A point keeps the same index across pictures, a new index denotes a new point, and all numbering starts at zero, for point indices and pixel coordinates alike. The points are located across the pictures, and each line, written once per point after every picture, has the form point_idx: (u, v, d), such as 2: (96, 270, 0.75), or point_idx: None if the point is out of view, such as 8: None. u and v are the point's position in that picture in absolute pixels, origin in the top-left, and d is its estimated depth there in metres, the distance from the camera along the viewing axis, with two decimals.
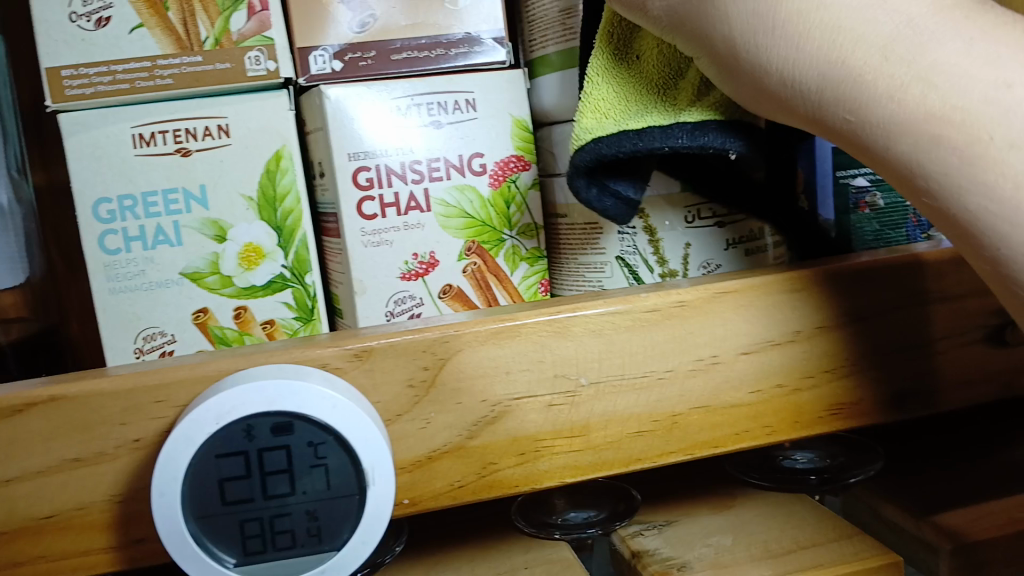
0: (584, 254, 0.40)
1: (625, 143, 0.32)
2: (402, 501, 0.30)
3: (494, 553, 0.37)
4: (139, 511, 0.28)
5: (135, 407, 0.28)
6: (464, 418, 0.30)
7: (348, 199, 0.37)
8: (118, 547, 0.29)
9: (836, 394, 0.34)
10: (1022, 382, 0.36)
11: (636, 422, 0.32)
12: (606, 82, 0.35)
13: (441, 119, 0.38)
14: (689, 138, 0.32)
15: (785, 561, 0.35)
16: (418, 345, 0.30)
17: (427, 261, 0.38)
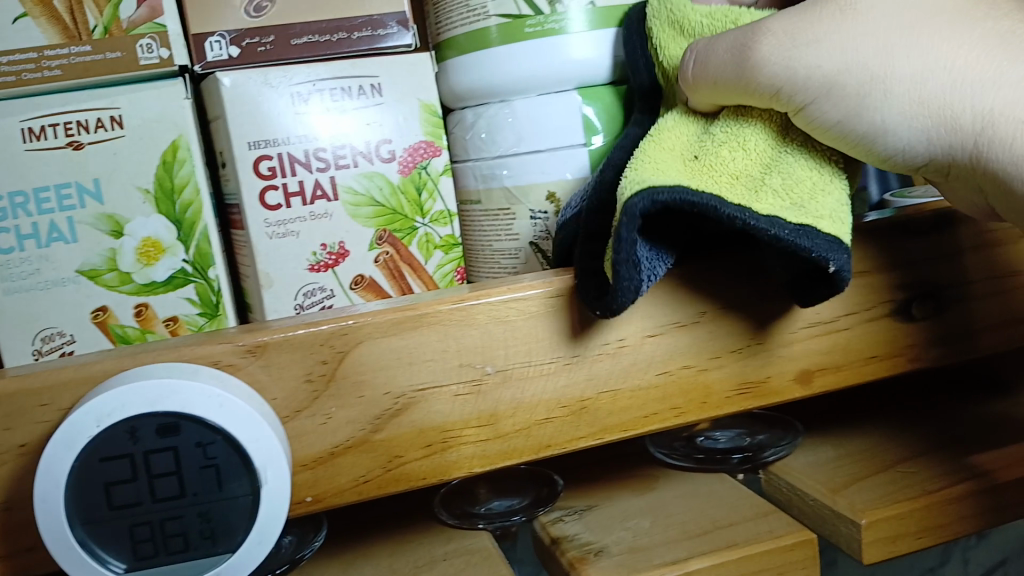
0: (499, 241, 0.39)
1: (706, 205, 0.28)
2: (305, 499, 0.29)
3: (413, 547, 0.37)
4: (26, 519, 0.27)
5: (18, 412, 0.27)
6: (366, 411, 0.29)
7: (249, 190, 0.36)
8: (4, 557, 0.28)
9: (745, 373, 0.34)
10: (936, 355, 0.36)
11: (544, 408, 0.32)
12: (678, 143, 0.31)
13: (346, 104, 0.37)
14: (791, 232, 0.28)
15: (700, 542, 0.35)
16: (316, 339, 0.29)
17: (336, 252, 0.37)
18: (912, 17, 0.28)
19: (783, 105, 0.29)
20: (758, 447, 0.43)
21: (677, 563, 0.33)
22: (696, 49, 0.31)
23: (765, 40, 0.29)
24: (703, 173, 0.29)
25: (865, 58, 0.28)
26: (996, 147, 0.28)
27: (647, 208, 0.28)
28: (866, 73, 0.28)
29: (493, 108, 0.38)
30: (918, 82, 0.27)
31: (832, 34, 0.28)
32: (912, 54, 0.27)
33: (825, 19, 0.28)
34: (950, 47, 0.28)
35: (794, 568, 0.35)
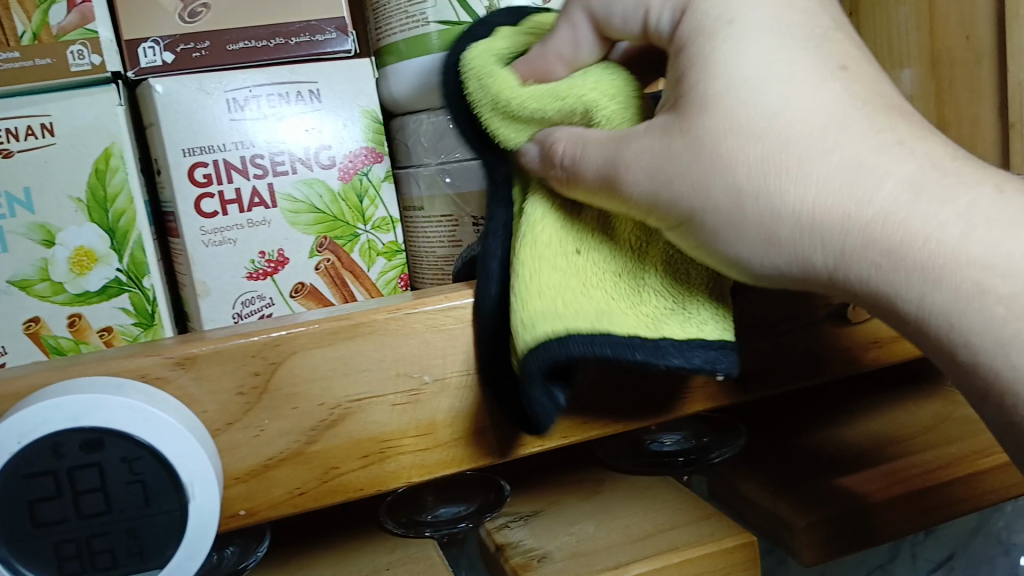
0: (442, 248, 0.38)
1: (606, 348, 0.27)
2: (238, 512, 0.29)
3: (355, 556, 0.37)
4: None
5: None
6: (301, 423, 0.29)
7: (184, 197, 0.36)
8: None
9: (681, 377, 0.34)
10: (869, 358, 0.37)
11: (482, 416, 0.32)
12: (555, 255, 0.29)
13: (283, 109, 0.37)
14: (683, 356, 0.28)
15: (643, 545, 0.35)
16: (247, 350, 0.28)
17: (275, 259, 0.37)
18: (778, 144, 0.25)
19: (656, 222, 0.27)
20: (702, 451, 0.43)
21: (619, 567, 0.34)
22: (570, 153, 0.28)
23: (622, 169, 0.26)
24: (585, 296, 0.28)
25: (725, 189, 0.25)
26: (864, 283, 0.26)
27: (548, 359, 0.27)
28: (721, 204, 0.25)
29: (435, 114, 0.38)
30: (769, 211, 0.25)
31: (683, 166, 0.26)
32: (768, 183, 0.25)
33: (676, 147, 0.26)
34: (823, 178, 0.25)
35: (735, 571, 0.35)
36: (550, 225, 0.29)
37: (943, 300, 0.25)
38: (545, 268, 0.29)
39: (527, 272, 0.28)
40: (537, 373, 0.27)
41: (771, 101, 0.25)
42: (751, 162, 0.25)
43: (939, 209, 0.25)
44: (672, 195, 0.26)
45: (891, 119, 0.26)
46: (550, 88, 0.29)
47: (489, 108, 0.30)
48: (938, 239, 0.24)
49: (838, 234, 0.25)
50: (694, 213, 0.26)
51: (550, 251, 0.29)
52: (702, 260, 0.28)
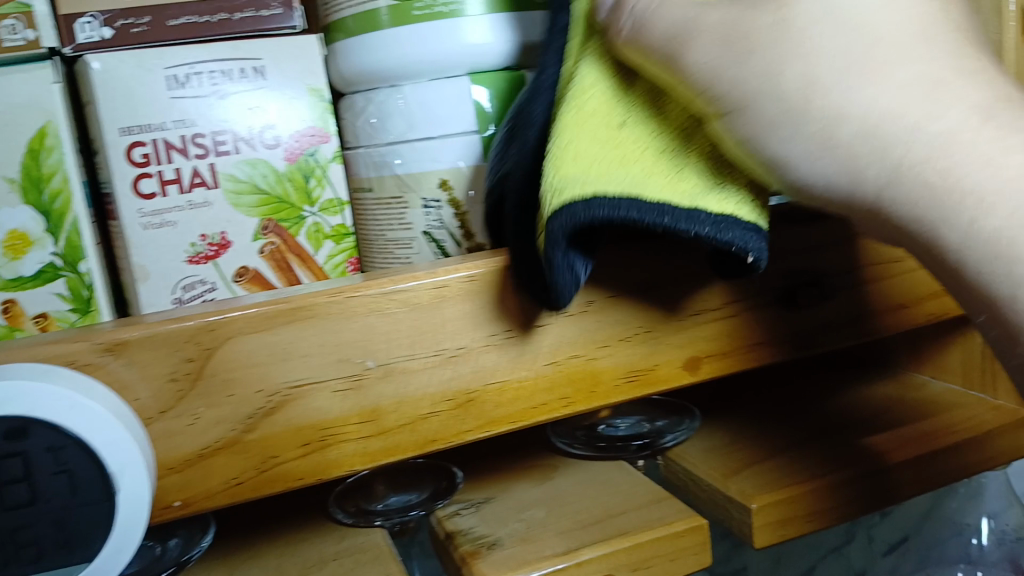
0: (391, 231, 0.37)
1: (630, 211, 0.27)
2: (174, 503, 0.28)
3: (304, 545, 0.36)
4: None
5: None
6: (238, 411, 0.28)
7: (121, 177, 0.34)
8: None
9: (633, 361, 0.34)
10: (820, 342, 0.37)
11: (428, 402, 0.31)
12: (597, 120, 0.29)
13: (226, 87, 0.36)
14: (714, 226, 0.27)
15: (592, 531, 0.35)
16: (180, 336, 0.28)
17: (217, 242, 0.36)
18: (866, 41, 0.25)
19: (703, 106, 0.27)
20: (655, 433, 0.43)
21: (568, 553, 0.33)
22: (650, 20, 0.27)
23: (699, 46, 0.27)
24: (619, 159, 0.28)
25: (794, 79, 0.26)
26: (905, 199, 0.27)
27: (570, 219, 0.27)
28: (794, 92, 0.26)
29: (383, 93, 0.37)
30: (841, 105, 0.26)
31: (754, 49, 0.26)
32: (842, 85, 0.26)
33: (762, 28, 0.26)
34: (892, 89, 0.25)
35: (684, 555, 0.35)
36: (602, 90, 0.29)
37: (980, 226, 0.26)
38: (584, 132, 0.28)
39: (562, 128, 0.28)
40: (562, 229, 0.27)
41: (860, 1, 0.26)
42: (829, 59, 0.26)
43: (1003, 141, 0.26)
44: (739, 81, 0.26)
45: (975, 51, 0.27)
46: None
47: None
48: (979, 173, 0.26)
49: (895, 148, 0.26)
50: (760, 101, 0.26)
51: (595, 119, 0.29)
52: (735, 157, 0.28)
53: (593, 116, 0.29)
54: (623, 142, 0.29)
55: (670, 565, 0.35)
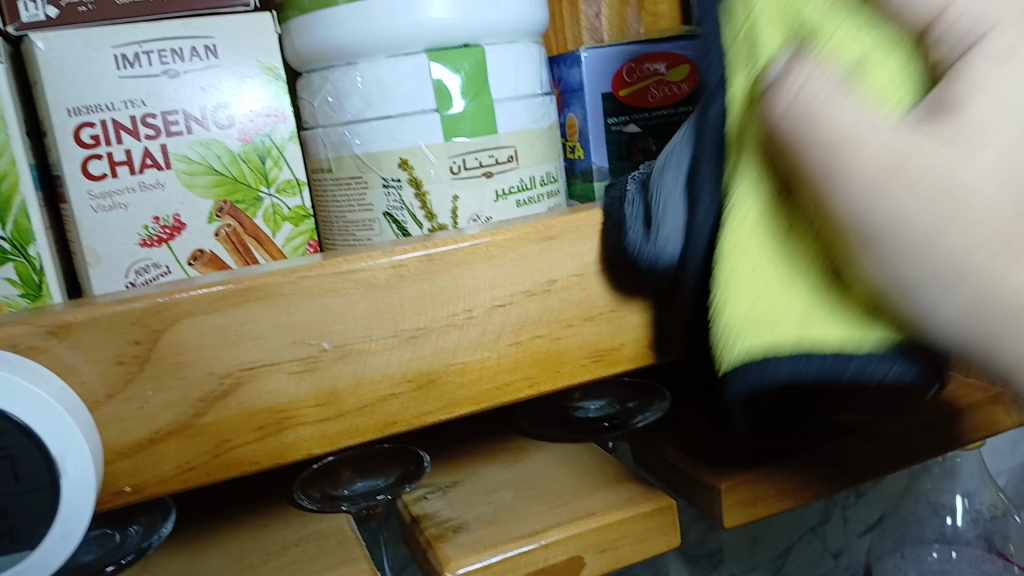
0: (351, 212, 0.36)
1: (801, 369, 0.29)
2: (124, 489, 0.27)
3: (269, 532, 0.35)
4: None
5: None
6: (189, 394, 0.27)
7: (70, 159, 0.34)
8: None
9: (597, 338, 0.33)
10: None
11: (388, 383, 0.30)
12: (754, 236, 0.28)
13: (176, 67, 0.35)
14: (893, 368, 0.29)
15: (560, 512, 0.34)
16: (126, 317, 0.27)
17: (170, 225, 0.35)
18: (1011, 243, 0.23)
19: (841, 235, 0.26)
20: (626, 414, 0.43)
21: (535, 535, 0.33)
22: (803, 88, 0.24)
23: (854, 128, 0.24)
24: (787, 288, 0.28)
25: (948, 254, 0.24)
26: None
27: (749, 381, 0.29)
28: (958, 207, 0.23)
29: (338, 71, 0.36)
30: (1002, 209, 0.23)
31: (921, 203, 0.24)
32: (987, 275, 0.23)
33: (928, 163, 0.24)
34: None
35: (653, 535, 0.35)
36: (754, 200, 0.28)
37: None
38: (744, 242, 0.28)
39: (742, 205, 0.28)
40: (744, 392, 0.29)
41: (990, 20, 0.24)
42: (982, 246, 0.23)
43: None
44: (894, 265, 0.25)
45: None
46: (820, 11, 0.26)
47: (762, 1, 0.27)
48: None
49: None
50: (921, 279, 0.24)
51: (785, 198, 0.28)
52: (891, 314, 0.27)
53: (754, 193, 0.28)
54: (787, 264, 0.28)
55: (636, 547, 0.34)
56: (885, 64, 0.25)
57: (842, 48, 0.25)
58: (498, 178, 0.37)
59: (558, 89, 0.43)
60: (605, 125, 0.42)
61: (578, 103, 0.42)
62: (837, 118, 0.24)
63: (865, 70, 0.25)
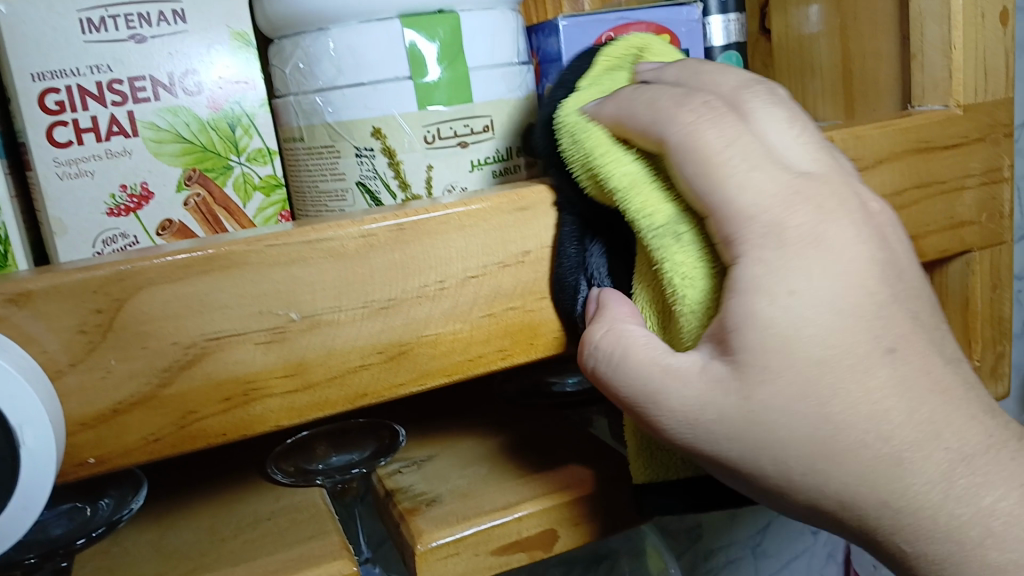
0: (323, 182, 0.36)
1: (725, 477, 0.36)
2: (88, 460, 0.27)
3: (240, 506, 0.35)
4: None
5: None
6: (153, 363, 0.27)
7: (35, 125, 0.33)
8: None
9: (571, 310, 0.33)
10: None
11: (358, 354, 0.30)
12: None
13: (143, 32, 0.34)
14: None
15: (535, 485, 0.34)
16: (88, 284, 0.26)
17: (138, 194, 0.35)
18: (803, 405, 0.28)
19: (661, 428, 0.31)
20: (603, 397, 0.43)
21: (508, 507, 0.33)
22: (603, 344, 0.30)
23: (657, 369, 0.29)
24: None
25: (729, 428, 0.28)
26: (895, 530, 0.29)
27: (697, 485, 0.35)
28: (755, 426, 0.28)
29: (310, 37, 0.35)
30: (789, 418, 0.28)
31: (702, 404, 0.28)
32: (772, 436, 0.28)
33: (712, 386, 0.28)
34: (849, 437, 0.28)
35: (628, 509, 0.34)
36: None
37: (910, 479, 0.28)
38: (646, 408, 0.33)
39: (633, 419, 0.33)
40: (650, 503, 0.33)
41: (760, 207, 0.28)
42: (758, 415, 0.28)
43: (905, 367, 0.29)
44: (695, 444, 0.29)
45: (915, 339, 0.29)
46: (631, 177, 0.30)
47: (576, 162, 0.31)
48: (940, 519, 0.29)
49: (837, 440, 0.28)
50: (717, 459, 0.29)
51: (657, 443, 0.32)
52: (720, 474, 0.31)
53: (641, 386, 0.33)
54: None
55: (611, 520, 0.34)
56: (688, 245, 0.30)
57: (658, 216, 0.30)
58: (473, 148, 0.36)
59: (536, 60, 0.43)
60: None
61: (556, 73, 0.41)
62: (640, 367, 0.29)
63: (673, 245, 0.30)
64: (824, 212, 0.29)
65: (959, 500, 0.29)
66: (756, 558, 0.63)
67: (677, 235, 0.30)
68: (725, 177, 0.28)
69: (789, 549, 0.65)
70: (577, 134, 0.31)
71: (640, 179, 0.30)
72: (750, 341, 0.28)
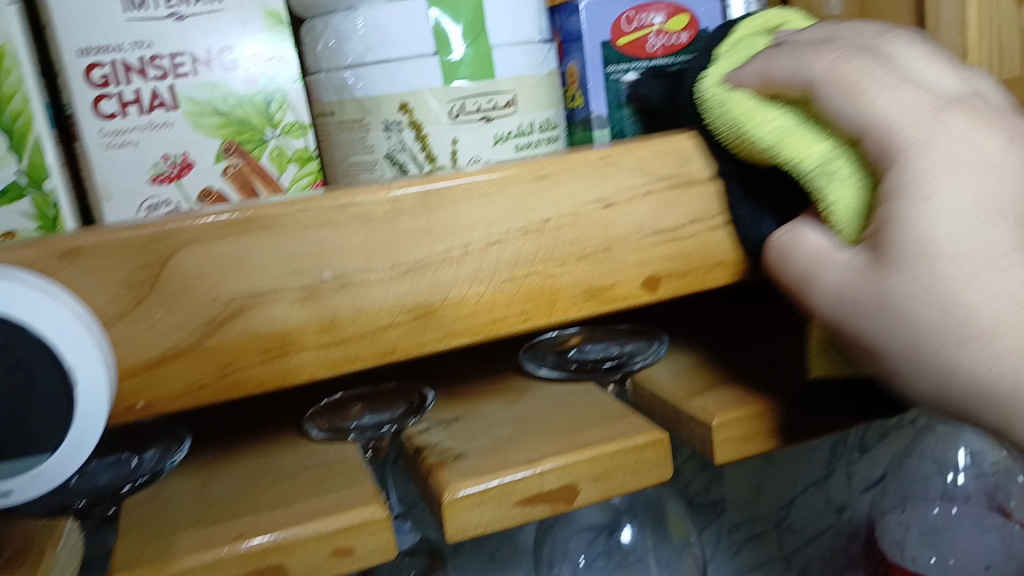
0: (353, 155, 0.38)
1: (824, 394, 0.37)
2: (137, 405, 0.29)
3: (276, 458, 0.37)
4: None
5: None
6: (196, 317, 0.29)
7: (82, 99, 0.35)
8: None
9: (591, 275, 0.34)
10: None
11: (387, 313, 0.31)
12: None
13: (183, 10, 0.36)
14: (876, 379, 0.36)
15: (557, 442, 0.36)
16: (135, 242, 0.28)
17: (179, 163, 0.36)
18: (940, 290, 0.30)
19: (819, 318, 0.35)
20: (622, 359, 0.43)
21: (532, 463, 0.34)
22: (778, 238, 0.35)
23: (816, 260, 0.33)
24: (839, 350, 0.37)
25: (869, 305, 0.32)
26: None
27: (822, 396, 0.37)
28: (892, 308, 0.31)
29: (339, 18, 0.37)
30: (924, 303, 0.30)
31: (852, 284, 0.32)
32: (908, 318, 0.31)
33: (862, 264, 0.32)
34: (983, 323, 0.30)
35: (646, 468, 0.36)
36: None
37: None
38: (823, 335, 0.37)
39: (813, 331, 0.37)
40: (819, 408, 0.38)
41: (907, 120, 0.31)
42: (896, 297, 0.31)
43: None
44: (841, 323, 0.33)
45: None
46: (782, 127, 0.34)
47: None
48: None
49: (974, 323, 0.30)
50: (859, 338, 0.32)
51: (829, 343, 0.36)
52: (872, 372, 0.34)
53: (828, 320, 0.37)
54: None
55: (630, 477, 0.36)
56: (846, 179, 0.33)
57: (811, 160, 0.34)
58: (496, 122, 0.37)
59: (558, 39, 0.44)
60: (604, 74, 0.42)
61: (576, 52, 0.43)
62: (804, 258, 0.34)
63: (832, 179, 0.33)
64: (974, 124, 0.31)
65: None
66: (779, 534, 0.64)
67: (833, 173, 0.33)
68: (866, 98, 0.31)
69: (814, 526, 0.65)
70: (717, 98, 0.35)
71: (788, 129, 0.34)
72: (888, 238, 0.31)
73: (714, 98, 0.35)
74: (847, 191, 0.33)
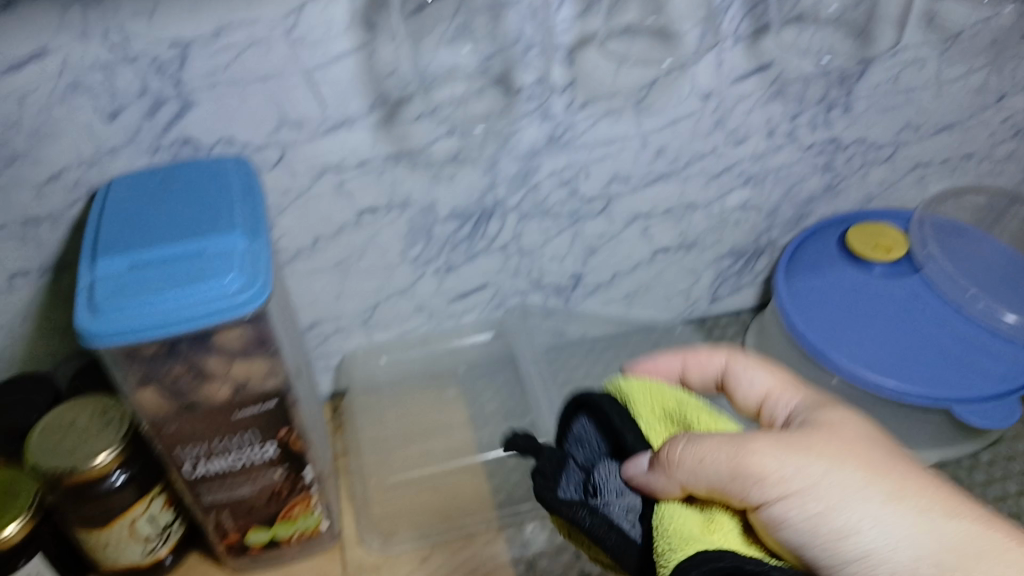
0: None
1: (750, 565, 0.36)
2: None
3: None
4: None
5: None
6: None
7: None
8: None
9: None
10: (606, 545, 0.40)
11: None
12: (692, 522, 0.39)
13: None
14: (735, 560, 0.36)
15: None
16: None
17: None
18: (738, 446, 0.39)
19: (731, 495, 0.39)
20: None
21: None
22: (674, 445, 0.39)
23: (696, 456, 0.38)
24: (717, 535, 0.38)
25: (721, 458, 0.39)
26: (777, 513, 0.38)
27: (716, 566, 0.36)
28: (698, 457, 0.39)
29: None
30: (764, 476, 0.39)
31: (716, 458, 0.39)
32: (743, 457, 0.39)
33: (744, 445, 0.39)
34: (716, 457, 0.39)
35: None
36: (693, 514, 0.40)
37: (867, 525, 0.38)
38: (673, 538, 0.38)
39: (677, 520, 0.39)
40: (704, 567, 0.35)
41: None
42: (712, 454, 0.39)
43: None
44: (704, 473, 0.38)
45: None
46: (658, 393, 0.43)
47: (617, 390, 0.44)
48: (787, 479, 0.39)
49: (751, 491, 0.39)
50: (732, 471, 0.39)
51: (688, 536, 0.38)
52: (761, 522, 0.39)
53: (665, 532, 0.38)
54: (727, 537, 0.39)
55: None
56: None
57: None
58: None
59: None
60: None
61: None
62: (726, 468, 0.39)
63: None
64: None
65: (817, 502, 0.39)
66: None
67: None
68: None
69: None
70: (620, 387, 0.44)
71: (661, 391, 0.43)
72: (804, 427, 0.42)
73: (617, 378, 0.44)
74: (711, 422, 0.42)
